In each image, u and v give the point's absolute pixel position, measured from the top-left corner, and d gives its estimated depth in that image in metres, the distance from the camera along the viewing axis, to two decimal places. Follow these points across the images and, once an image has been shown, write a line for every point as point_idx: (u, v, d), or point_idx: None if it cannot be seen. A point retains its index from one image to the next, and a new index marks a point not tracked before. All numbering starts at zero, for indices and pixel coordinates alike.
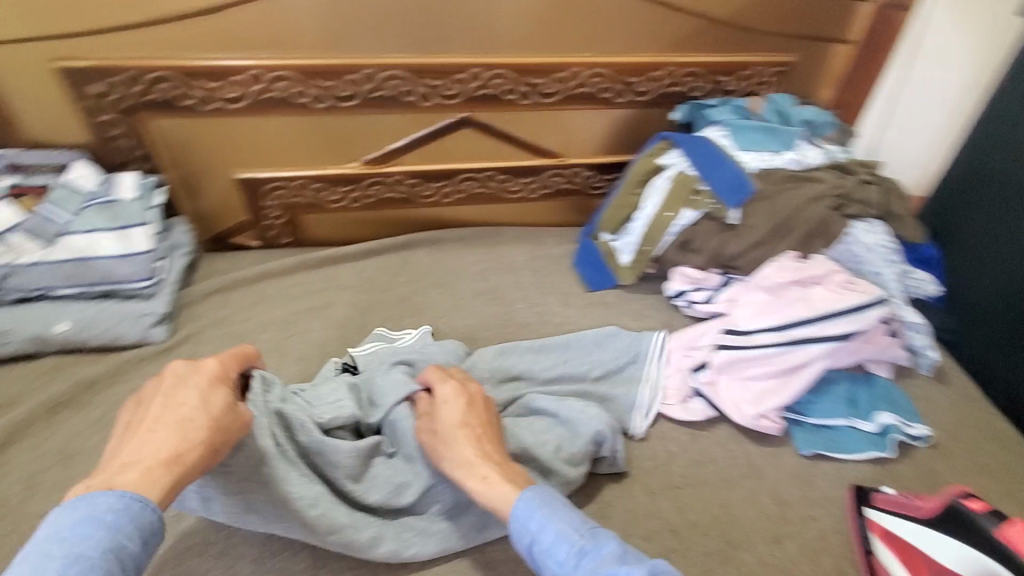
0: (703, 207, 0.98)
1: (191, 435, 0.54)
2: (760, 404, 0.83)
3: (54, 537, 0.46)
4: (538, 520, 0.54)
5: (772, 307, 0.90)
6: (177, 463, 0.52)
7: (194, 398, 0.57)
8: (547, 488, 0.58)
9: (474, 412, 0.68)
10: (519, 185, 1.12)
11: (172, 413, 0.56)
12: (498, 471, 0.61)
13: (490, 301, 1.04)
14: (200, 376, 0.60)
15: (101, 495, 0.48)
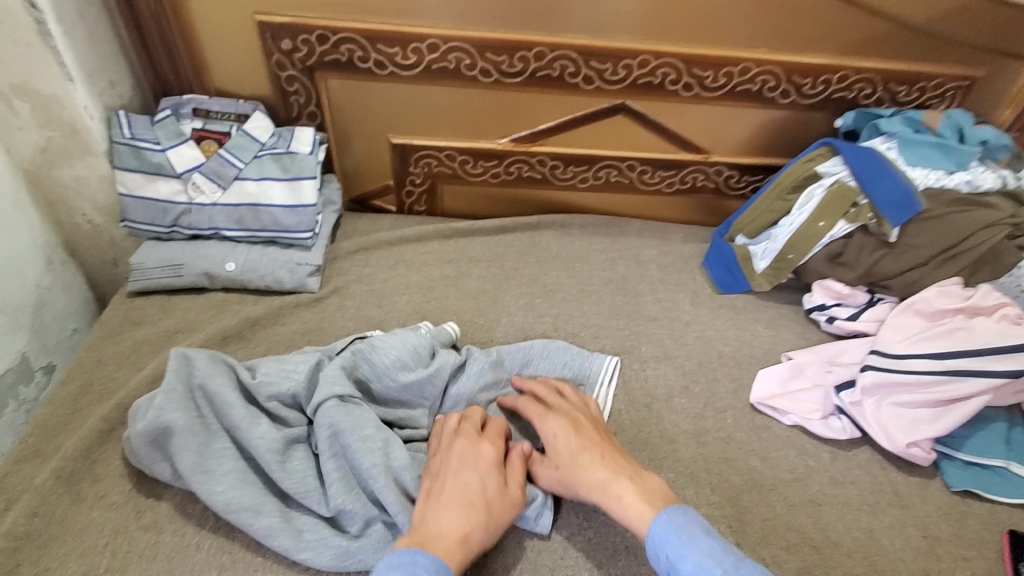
0: (862, 221, 0.94)
1: (475, 517, 0.61)
2: (911, 432, 0.80)
3: (384, 572, 0.55)
4: (677, 548, 0.56)
5: (930, 333, 0.85)
6: (466, 543, 0.60)
7: (477, 484, 0.64)
8: (689, 513, 0.59)
9: (583, 433, 0.71)
10: (657, 177, 1.10)
11: (455, 485, 0.64)
12: (631, 487, 0.63)
13: (620, 290, 1.03)
14: (469, 459, 0.67)
15: (422, 555, 0.56)
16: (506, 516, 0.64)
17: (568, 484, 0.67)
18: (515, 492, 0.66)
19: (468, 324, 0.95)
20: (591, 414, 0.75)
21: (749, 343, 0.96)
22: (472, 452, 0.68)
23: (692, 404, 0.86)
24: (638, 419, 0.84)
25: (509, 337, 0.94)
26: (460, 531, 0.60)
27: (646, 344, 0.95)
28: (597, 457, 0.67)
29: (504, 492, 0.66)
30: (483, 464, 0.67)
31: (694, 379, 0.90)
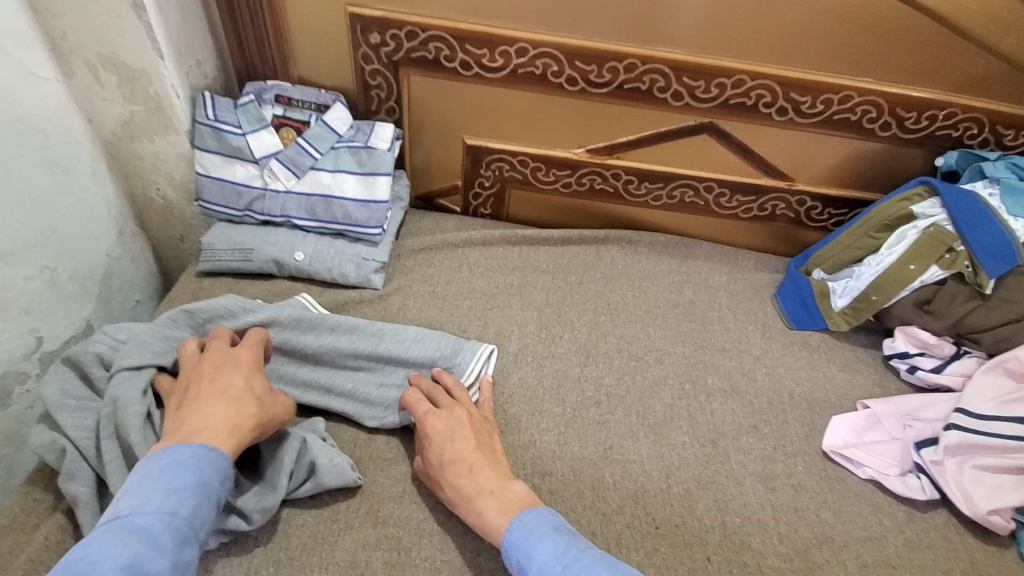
0: (957, 268, 0.89)
1: (241, 408, 0.63)
2: (994, 498, 0.76)
3: (138, 473, 0.56)
4: (525, 550, 0.59)
5: (1017, 395, 0.82)
6: (237, 431, 0.62)
7: (211, 382, 0.65)
8: (540, 513, 0.62)
9: (475, 438, 0.71)
10: (734, 201, 1.06)
11: (214, 387, 0.65)
12: (492, 503, 0.65)
13: (686, 315, 1.00)
14: (228, 361, 0.69)
15: (185, 446, 0.58)
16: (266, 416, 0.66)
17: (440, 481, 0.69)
18: (267, 397, 0.67)
19: (530, 337, 0.92)
20: (475, 417, 0.75)
21: (823, 386, 0.91)
22: (228, 360, 0.69)
23: (761, 445, 0.82)
24: (703, 455, 0.80)
25: (571, 355, 0.91)
26: (222, 420, 0.62)
27: (714, 375, 0.91)
28: (476, 464, 0.68)
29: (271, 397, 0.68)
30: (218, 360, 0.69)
31: (763, 418, 0.86)
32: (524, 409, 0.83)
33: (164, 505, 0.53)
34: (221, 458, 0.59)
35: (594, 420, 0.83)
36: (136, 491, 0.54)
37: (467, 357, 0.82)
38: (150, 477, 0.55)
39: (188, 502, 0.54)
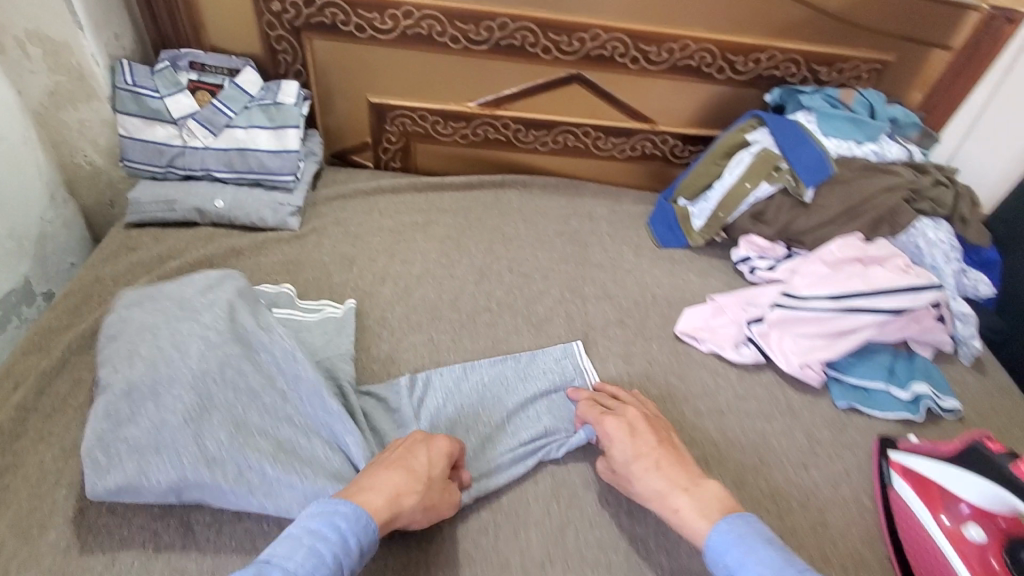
0: (781, 183, 1.07)
1: (412, 486, 0.63)
2: (806, 356, 0.94)
3: (309, 518, 0.56)
4: (737, 555, 0.57)
5: (830, 278, 0.99)
6: (394, 509, 0.60)
7: (422, 458, 0.66)
8: (749, 523, 0.60)
9: (648, 440, 0.72)
10: (609, 143, 1.23)
11: (407, 459, 0.65)
12: (688, 501, 0.64)
13: (570, 241, 1.16)
14: (422, 443, 0.68)
15: (344, 506, 0.57)
16: (439, 505, 0.66)
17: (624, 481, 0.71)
18: (423, 459, 0.66)
19: (432, 263, 1.06)
20: (648, 416, 0.77)
21: (681, 289, 1.09)
22: (438, 442, 0.68)
23: (623, 333, 0.99)
24: (574, 343, 0.96)
25: (468, 274, 1.06)
26: (403, 495, 0.62)
27: (591, 285, 1.07)
28: (654, 462, 0.69)
29: (445, 483, 0.68)
30: (444, 450, 0.68)
31: (629, 314, 1.02)
32: (424, 316, 0.97)
33: (303, 564, 0.52)
34: (377, 531, 0.58)
35: (485, 322, 0.98)
36: (308, 552, 0.53)
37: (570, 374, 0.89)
38: (308, 529, 0.55)
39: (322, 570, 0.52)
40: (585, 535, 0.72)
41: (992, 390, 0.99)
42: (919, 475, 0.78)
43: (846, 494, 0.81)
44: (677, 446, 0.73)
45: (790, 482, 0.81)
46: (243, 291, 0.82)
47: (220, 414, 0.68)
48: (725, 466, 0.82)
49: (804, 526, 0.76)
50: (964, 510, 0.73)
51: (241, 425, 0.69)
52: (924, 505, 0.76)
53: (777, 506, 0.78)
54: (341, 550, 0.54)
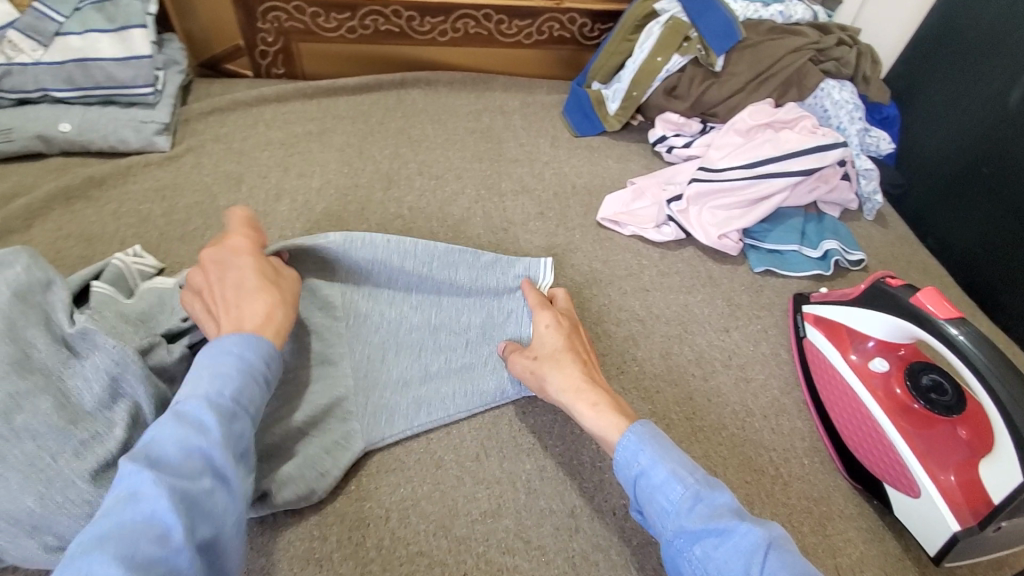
0: (692, 53, 1.04)
1: (271, 297, 0.58)
2: (724, 227, 0.94)
3: (200, 358, 0.51)
4: (651, 456, 0.54)
5: (744, 147, 0.98)
6: (272, 319, 0.57)
7: (251, 271, 0.60)
8: (659, 424, 0.57)
9: (569, 340, 0.67)
10: (514, 27, 1.13)
11: (233, 280, 0.59)
12: (608, 401, 0.61)
13: (483, 138, 1.08)
14: (233, 257, 0.61)
15: (225, 337, 0.53)
16: (292, 288, 0.62)
17: (545, 376, 0.65)
18: (249, 272, 0.60)
19: (334, 173, 0.97)
20: (578, 322, 0.73)
21: (601, 175, 1.05)
22: (229, 251, 0.62)
23: (546, 225, 0.95)
24: (495, 240, 0.92)
25: (375, 182, 0.97)
26: (271, 311, 0.58)
27: (507, 181, 1.02)
28: (582, 359, 0.66)
29: (278, 270, 0.63)
30: (254, 256, 0.62)
31: (549, 206, 0.98)
32: (331, 230, 0.89)
33: (213, 388, 0.49)
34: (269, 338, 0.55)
35: (397, 230, 0.91)
36: (213, 376, 0.50)
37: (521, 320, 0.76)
38: (203, 364, 0.51)
39: (240, 388, 0.50)
40: (517, 424, 0.71)
41: (890, 240, 1.04)
42: (834, 330, 0.78)
43: (766, 349, 0.84)
44: (583, 328, 0.73)
45: (714, 346, 0.83)
46: (24, 288, 0.61)
47: (16, 473, 0.53)
48: (652, 340, 0.82)
49: (728, 385, 0.79)
50: (870, 346, 0.74)
51: (55, 478, 0.54)
52: (834, 347, 0.77)
53: (702, 370, 0.80)
54: (245, 367, 0.52)
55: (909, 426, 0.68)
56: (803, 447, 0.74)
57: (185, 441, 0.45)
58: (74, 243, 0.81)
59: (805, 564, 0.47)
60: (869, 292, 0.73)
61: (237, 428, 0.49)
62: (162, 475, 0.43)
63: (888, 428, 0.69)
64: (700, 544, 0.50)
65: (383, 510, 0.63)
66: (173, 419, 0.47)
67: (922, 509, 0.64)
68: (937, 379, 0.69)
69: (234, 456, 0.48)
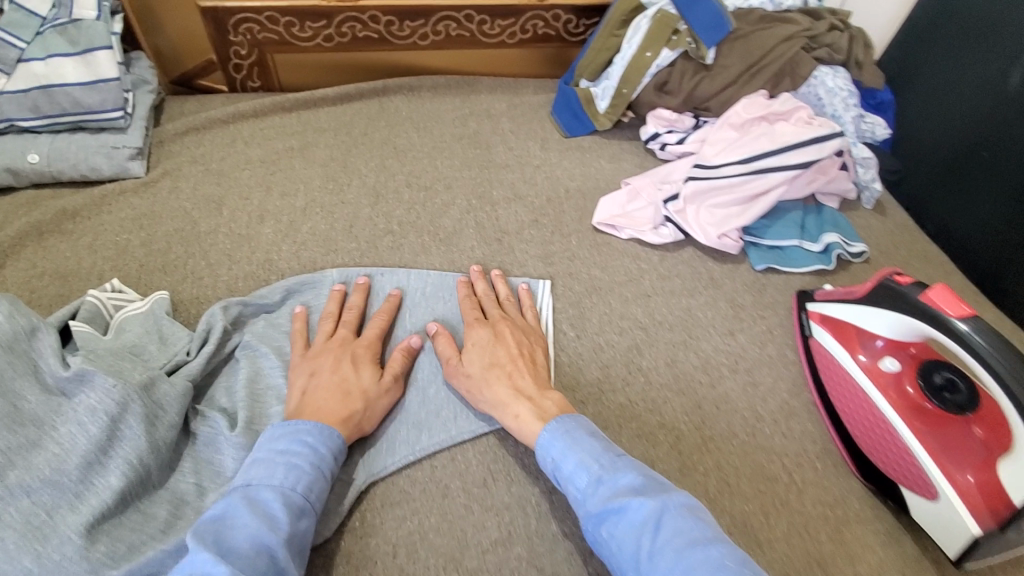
0: (682, 47, 1.01)
1: (354, 402, 0.64)
2: (723, 225, 0.92)
3: (272, 443, 0.58)
4: (561, 448, 0.59)
5: (740, 142, 0.95)
6: (348, 423, 0.62)
7: (350, 371, 0.66)
8: (578, 419, 0.62)
9: (494, 354, 0.69)
10: (497, 28, 1.09)
11: (334, 375, 0.65)
12: (529, 408, 0.64)
13: (470, 144, 1.05)
14: (345, 357, 0.68)
15: (303, 424, 0.59)
16: (382, 404, 0.67)
17: (476, 391, 0.67)
18: (365, 372, 0.67)
19: (318, 191, 0.93)
20: (515, 325, 0.74)
21: (594, 176, 1.02)
22: (349, 347, 0.70)
23: (540, 233, 0.92)
24: (489, 252, 0.89)
25: (362, 198, 0.94)
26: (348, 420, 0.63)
27: (497, 188, 0.98)
28: (506, 371, 0.68)
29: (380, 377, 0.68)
30: (365, 357, 0.69)
31: (543, 212, 0.95)
32: (319, 251, 0.86)
33: (286, 479, 0.55)
34: (344, 444, 0.61)
35: (388, 246, 0.88)
36: (289, 467, 0.55)
37: None
38: (275, 450, 0.57)
39: (305, 477, 0.55)
40: (522, 446, 0.69)
41: (891, 228, 1.03)
42: (837, 324, 0.76)
43: (773, 351, 0.82)
44: (521, 331, 0.74)
45: (720, 351, 0.81)
46: (8, 339, 0.58)
47: (13, 531, 0.49)
48: (656, 348, 0.80)
49: (736, 391, 0.76)
50: (879, 344, 0.72)
51: (52, 534, 0.50)
52: (841, 346, 0.75)
53: (709, 376, 0.78)
54: (317, 460, 0.57)
55: (923, 425, 0.67)
56: (816, 450, 0.72)
57: (257, 536, 0.49)
58: (49, 281, 0.78)
59: (699, 525, 0.52)
60: (876, 290, 0.71)
61: (300, 523, 0.53)
62: (231, 562, 0.46)
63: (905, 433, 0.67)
64: (605, 524, 0.54)
65: (389, 546, 0.61)
66: (248, 507, 0.52)
67: (940, 511, 0.62)
68: (951, 377, 0.67)
69: (293, 557, 0.51)
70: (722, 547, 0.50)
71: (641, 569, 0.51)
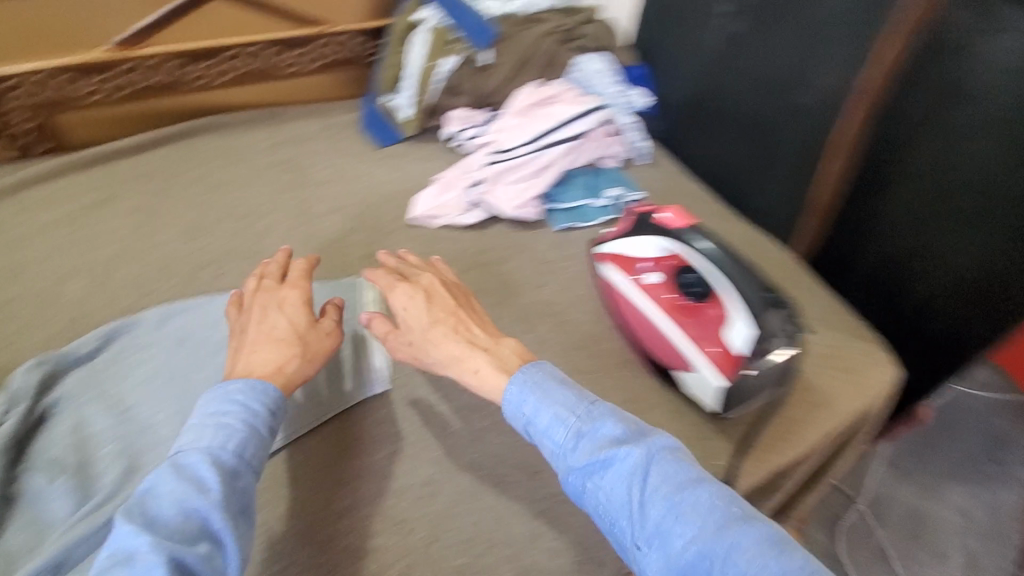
0: (460, 53, 1.14)
1: (291, 350, 0.68)
2: (521, 197, 1.04)
3: (203, 408, 0.60)
4: (534, 403, 0.63)
5: (523, 126, 1.10)
6: (282, 371, 0.66)
7: (281, 322, 0.70)
8: (543, 369, 0.66)
9: (431, 314, 0.74)
10: (290, 58, 1.17)
11: (266, 331, 0.69)
12: (485, 359, 0.70)
13: (285, 169, 1.10)
14: (273, 304, 0.72)
15: (234, 381, 0.62)
16: (325, 344, 0.71)
17: (421, 352, 0.73)
18: (300, 318, 0.71)
19: (128, 239, 0.93)
20: (445, 283, 0.80)
21: (407, 178, 1.12)
22: (274, 299, 0.73)
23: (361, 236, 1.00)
24: (313, 263, 0.95)
25: (177, 237, 0.95)
26: (284, 363, 0.66)
27: (317, 204, 1.05)
28: (453, 327, 0.73)
29: (316, 324, 0.72)
30: (298, 302, 0.73)
31: (362, 218, 1.03)
32: (136, 295, 0.87)
33: (216, 440, 0.57)
34: (280, 394, 0.63)
35: (211, 277, 0.91)
36: (217, 429, 0.57)
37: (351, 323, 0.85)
38: (207, 415, 0.59)
39: (238, 437, 0.57)
40: None
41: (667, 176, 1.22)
42: (613, 252, 0.91)
43: (576, 292, 0.96)
44: (463, 293, 0.79)
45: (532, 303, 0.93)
46: None
47: None
48: None
49: (548, 332, 0.89)
50: (645, 266, 0.88)
51: None
52: (620, 275, 0.89)
53: (524, 325, 0.89)
54: (249, 416, 0.59)
55: (684, 320, 0.82)
56: (616, 363, 0.86)
57: (184, 502, 0.52)
58: None
59: (684, 467, 0.57)
60: (635, 222, 0.87)
61: (237, 482, 0.55)
62: (155, 532, 0.50)
63: (665, 322, 0.83)
64: (591, 477, 0.59)
65: None
66: (176, 474, 0.54)
67: (701, 378, 0.77)
68: (695, 277, 0.83)
69: (232, 515, 0.53)
70: (708, 487, 0.55)
71: (633, 517, 0.55)
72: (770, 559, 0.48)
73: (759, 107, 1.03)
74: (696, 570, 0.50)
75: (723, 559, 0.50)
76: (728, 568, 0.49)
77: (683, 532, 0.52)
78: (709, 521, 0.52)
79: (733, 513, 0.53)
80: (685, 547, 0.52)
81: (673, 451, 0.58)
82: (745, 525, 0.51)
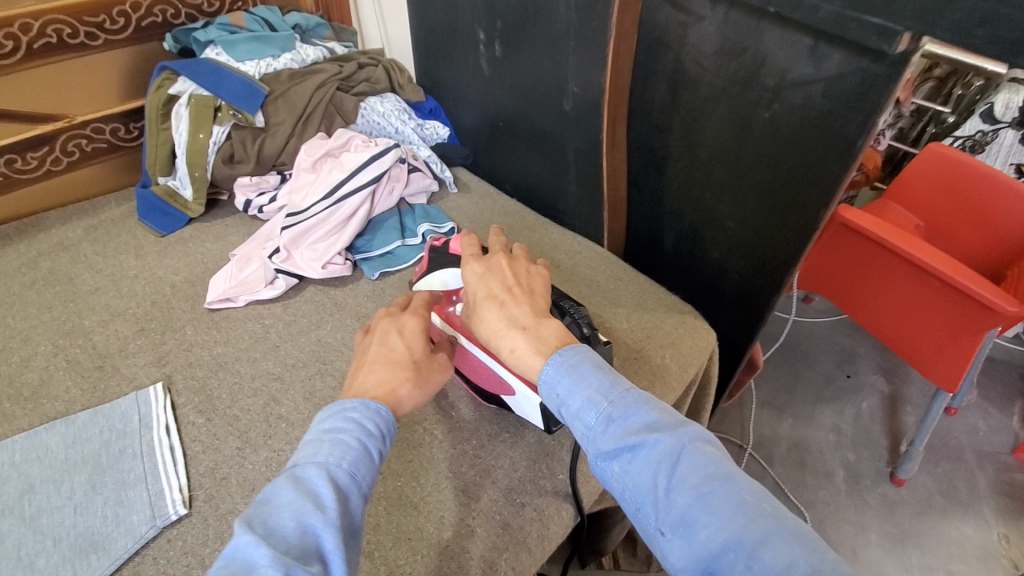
0: (229, 120, 1.08)
1: (402, 376, 0.61)
2: (324, 256, 1.00)
3: (322, 422, 0.54)
4: (568, 385, 0.58)
5: (317, 182, 1.05)
6: (392, 397, 0.59)
7: (401, 345, 0.64)
8: (580, 351, 0.60)
9: (492, 285, 0.68)
10: (32, 160, 1.05)
11: (386, 353, 0.63)
12: (523, 339, 0.63)
13: (47, 284, 0.96)
14: (397, 322, 0.67)
15: (349, 401, 0.56)
16: (437, 375, 0.64)
17: (471, 322, 0.69)
18: (416, 342, 0.65)
19: None
20: (517, 257, 0.72)
21: (200, 262, 1.02)
22: (415, 314, 0.68)
23: (150, 339, 0.89)
24: (91, 384, 0.83)
25: None
26: (397, 386, 0.60)
27: (90, 316, 0.92)
28: (501, 299, 0.67)
29: (433, 354, 0.66)
30: (419, 326, 0.67)
31: (149, 318, 0.92)
32: None
33: (332, 455, 0.50)
34: (392, 414, 0.57)
35: None
36: (333, 444, 0.52)
37: (141, 442, 0.75)
38: (332, 425, 0.53)
39: (353, 454, 0.51)
40: (162, 556, 0.65)
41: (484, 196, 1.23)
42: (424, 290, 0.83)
43: None
44: (538, 272, 0.72)
45: None
46: None
47: None
48: (294, 388, 0.83)
49: None
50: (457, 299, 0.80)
51: None
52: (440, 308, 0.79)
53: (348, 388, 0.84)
54: (365, 434, 0.53)
55: None
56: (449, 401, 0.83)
57: (302, 516, 0.46)
58: None
59: (717, 462, 0.50)
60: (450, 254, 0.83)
61: (348, 504, 0.49)
62: (271, 546, 0.43)
63: (473, 348, 0.75)
64: (617, 460, 0.53)
65: None
66: (292, 486, 0.48)
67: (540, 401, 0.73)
68: None
69: (344, 541, 0.47)
70: (740, 482, 0.49)
71: (659, 505, 0.50)
72: (800, 556, 0.43)
73: (539, 120, 1.07)
74: (719, 564, 0.46)
75: (748, 555, 0.45)
76: (754, 564, 0.44)
77: (711, 522, 0.47)
78: (738, 514, 0.47)
79: (767, 514, 0.47)
80: (711, 538, 0.47)
81: (705, 444, 0.52)
82: (778, 526, 0.46)
